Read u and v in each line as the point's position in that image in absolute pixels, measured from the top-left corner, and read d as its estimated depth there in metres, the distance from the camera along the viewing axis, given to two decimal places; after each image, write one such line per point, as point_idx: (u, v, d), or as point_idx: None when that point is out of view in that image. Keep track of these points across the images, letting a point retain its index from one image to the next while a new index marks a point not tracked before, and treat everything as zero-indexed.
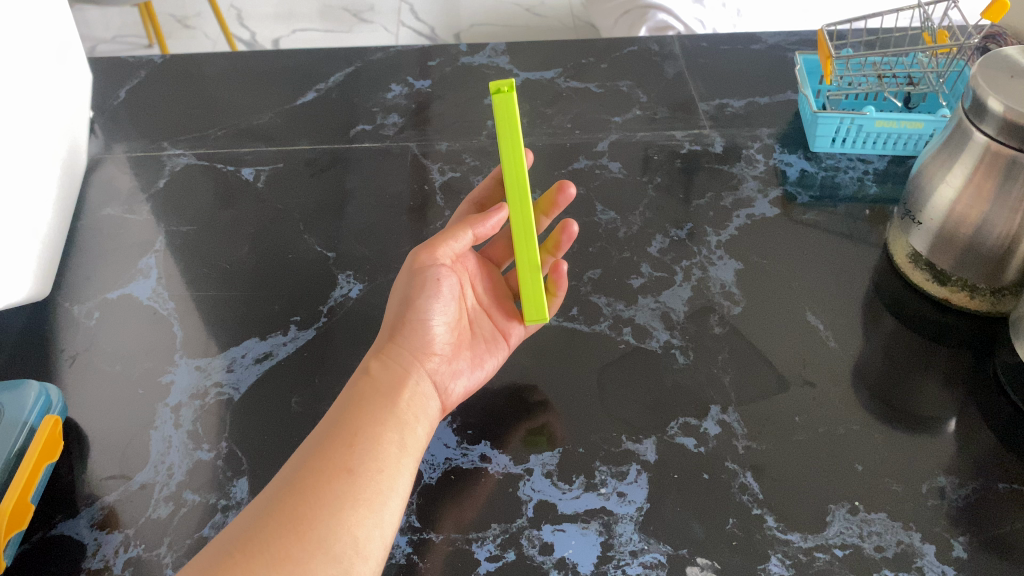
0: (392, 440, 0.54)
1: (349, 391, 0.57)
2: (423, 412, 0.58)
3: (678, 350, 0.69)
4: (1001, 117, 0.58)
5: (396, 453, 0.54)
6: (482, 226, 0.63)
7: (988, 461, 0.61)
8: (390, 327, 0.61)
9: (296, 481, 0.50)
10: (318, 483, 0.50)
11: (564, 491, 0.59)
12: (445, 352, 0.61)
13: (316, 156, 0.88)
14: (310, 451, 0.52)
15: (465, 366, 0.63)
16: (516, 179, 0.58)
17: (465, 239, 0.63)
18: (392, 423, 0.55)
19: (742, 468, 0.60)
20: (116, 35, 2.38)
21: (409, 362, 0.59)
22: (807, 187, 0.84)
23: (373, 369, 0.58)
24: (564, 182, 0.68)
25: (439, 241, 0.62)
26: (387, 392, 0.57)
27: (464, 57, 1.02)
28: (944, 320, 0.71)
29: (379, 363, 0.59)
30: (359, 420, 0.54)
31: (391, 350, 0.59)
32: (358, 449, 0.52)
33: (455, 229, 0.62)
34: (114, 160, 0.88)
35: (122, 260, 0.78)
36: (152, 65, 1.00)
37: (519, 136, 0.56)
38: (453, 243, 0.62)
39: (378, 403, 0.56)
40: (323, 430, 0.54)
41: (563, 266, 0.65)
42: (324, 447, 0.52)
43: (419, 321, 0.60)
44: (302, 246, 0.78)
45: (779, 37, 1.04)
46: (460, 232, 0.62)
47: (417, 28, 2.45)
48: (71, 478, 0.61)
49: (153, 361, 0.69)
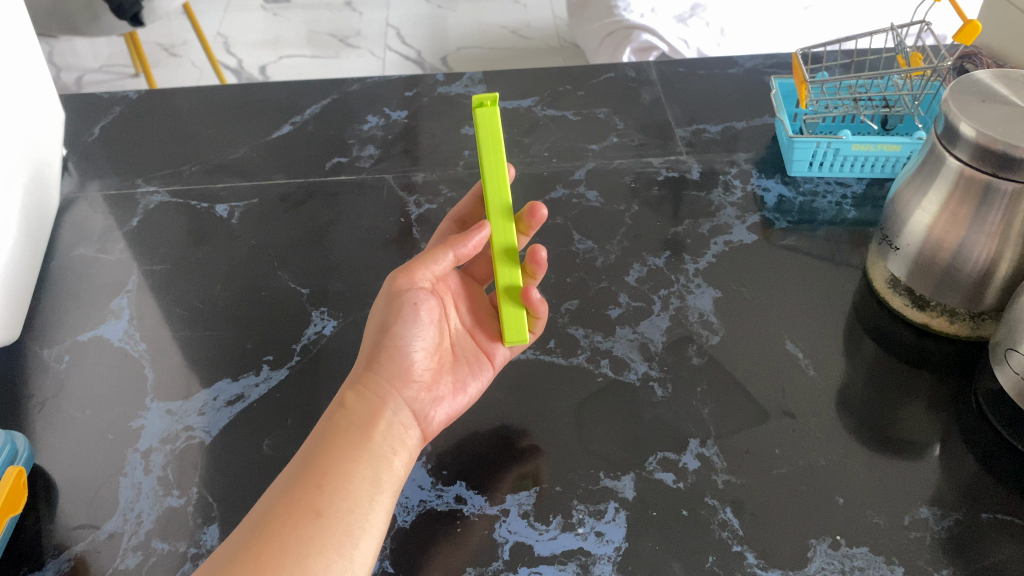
0: (366, 476, 0.53)
1: (324, 425, 0.56)
2: (399, 445, 0.57)
3: (656, 383, 0.68)
4: (973, 142, 0.58)
5: (369, 491, 0.53)
6: (462, 246, 0.60)
7: (971, 490, 0.60)
8: (366, 355, 0.60)
9: (263, 526, 0.49)
10: (286, 527, 0.49)
11: (540, 531, 0.58)
12: (423, 380, 0.60)
13: (291, 190, 0.87)
14: (281, 491, 0.51)
15: (445, 392, 0.62)
16: (500, 200, 0.58)
17: (445, 262, 0.61)
18: (366, 458, 0.54)
19: (722, 504, 0.59)
20: (103, 65, 2.38)
21: (385, 393, 0.58)
22: (786, 211, 0.84)
23: (349, 399, 0.57)
24: (537, 204, 0.65)
25: (419, 265, 0.60)
26: (361, 426, 0.55)
27: (442, 87, 1.02)
28: (924, 345, 0.70)
29: (355, 394, 0.57)
30: (331, 457, 0.53)
31: (367, 380, 0.58)
32: (329, 489, 0.51)
33: (434, 252, 0.60)
34: (88, 199, 0.87)
35: (94, 301, 0.77)
36: (128, 101, 1.00)
37: (501, 156, 0.56)
38: (431, 266, 0.60)
39: (352, 438, 0.55)
40: (294, 468, 0.53)
41: (535, 292, 0.61)
42: (295, 487, 0.51)
43: (395, 349, 0.59)
44: (276, 283, 0.77)
45: (755, 61, 1.04)
46: (439, 254, 0.60)
47: (403, 52, 2.45)
48: (37, 529, 0.60)
49: (124, 405, 0.68)
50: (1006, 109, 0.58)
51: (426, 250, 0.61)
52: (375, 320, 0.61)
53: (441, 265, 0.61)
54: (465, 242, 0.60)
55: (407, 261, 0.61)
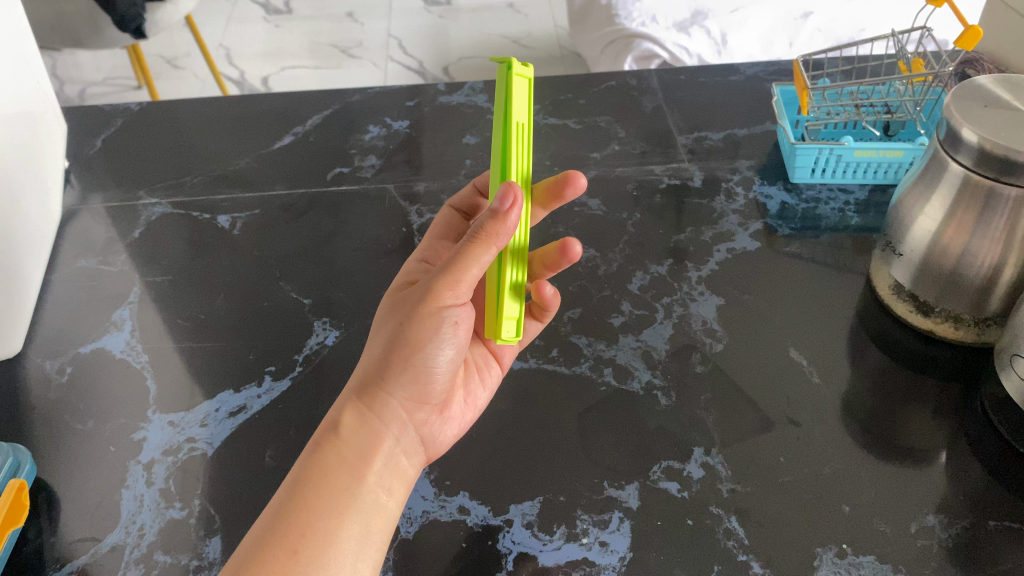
0: (353, 533, 0.51)
1: (316, 449, 0.53)
2: (396, 480, 0.56)
3: (660, 392, 0.67)
4: (976, 148, 0.57)
5: (357, 539, 0.51)
6: (502, 235, 0.52)
7: (978, 497, 0.60)
8: (374, 372, 0.56)
9: (242, 568, 0.47)
10: (264, 570, 0.47)
11: (544, 542, 0.58)
12: (429, 407, 0.58)
13: (292, 201, 0.87)
14: (262, 530, 0.49)
15: (451, 414, 0.61)
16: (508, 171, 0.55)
17: (488, 258, 0.53)
18: (357, 500, 0.52)
19: (727, 513, 0.59)
20: (106, 77, 2.39)
21: (387, 419, 0.56)
22: (788, 218, 0.83)
23: (349, 426, 0.55)
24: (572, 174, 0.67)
25: (463, 274, 0.54)
26: (355, 468, 0.53)
27: (443, 97, 1.02)
28: (929, 351, 0.70)
29: (357, 420, 0.55)
30: (316, 508, 0.50)
31: (372, 403, 0.56)
32: (310, 539, 0.49)
33: (473, 252, 0.53)
34: (90, 211, 0.87)
35: (96, 313, 0.77)
36: (129, 112, 1.00)
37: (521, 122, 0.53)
38: (477, 272, 0.54)
39: (343, 480, 0.52)
40: (284, 495, 0.51)
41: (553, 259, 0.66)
42: (279, 525, 0.49)
43: (417, 367, 0.56)
44: (278, 293, 0.77)
45: (756, 68, 1.05)
46: (483, 255, 0.53)
47: (405, 62, 2.46)
48: (39, 542, 0.59)
49: (126, 417, 0.68)
50: (1008, 115, 0.58)
51: (466, 246, 0.53)
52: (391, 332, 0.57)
53: (480, 266, 0.53)
54: (502, 221, 0.51)
55: (448, 265, 0.54)
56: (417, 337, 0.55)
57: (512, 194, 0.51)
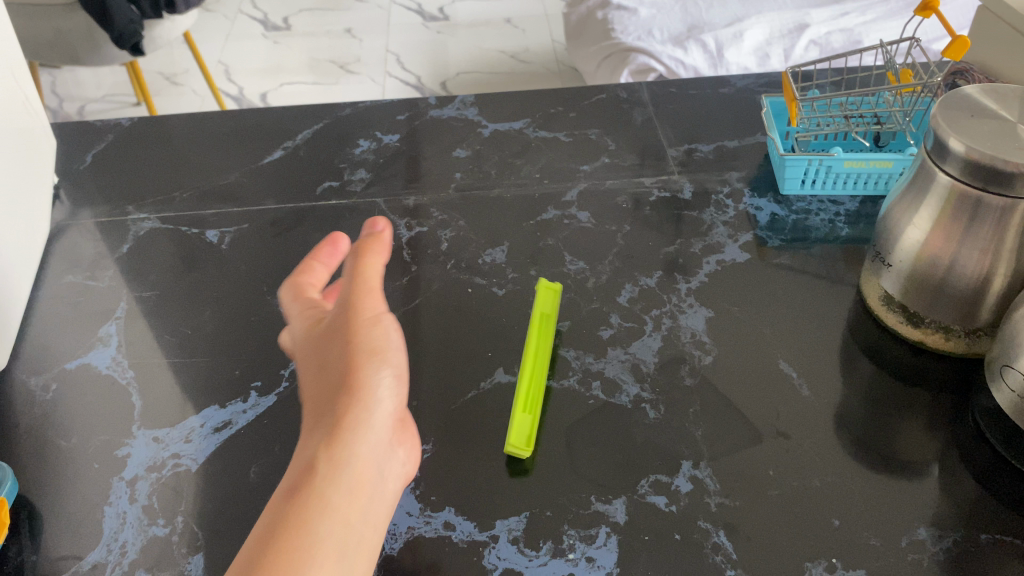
0: None
1: (290, 494, 0.46)
2: (377, 514, 0.49)
3: (648, 404, 0.67)
4: (963, 159, 0.57)
5: None
6: (384, 247, 0.55)
7: (971, 510, 0.59)
8: (332, 393, 0.49)
9: None
10: None
11: (530, 558, 0.57)
12: (394, 429, 0.51)
13: (281, 215, 0.87)
14: None
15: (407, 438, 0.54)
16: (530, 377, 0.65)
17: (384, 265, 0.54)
18: (344, 540, 0.45)
19: (715, 527, 0.58)
20: (106, 94, 2.40)
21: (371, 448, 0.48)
22: (779, 230, 0.83)
23: (325, 460, 0.47)
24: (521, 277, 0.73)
25: (371, 281, 0.52)
26: (338, 506, 0.46)
27: (434, 110, 1.02)
28: (920, 363, 0.69)
29: (331, 453, 0.47)
30: (297, 558, 0.43)
31: (345, 430, 0.47)
32: None
33: (371, 260, 0.53)
34: (79, 226, 0.87)
35: (83, 329, 0.76)
36: (120, 128, 1.00)
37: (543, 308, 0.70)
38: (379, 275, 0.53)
39: (328, 521, 0.45)
40: (251, 555, 0.42)
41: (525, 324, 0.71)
42: None
43: (380, 381, 0.49)
44: (265, 308, 0.77)
45: (747, 80, 1.05)
46: (377, 264, 0.53)
47: (404, 78, 2.46)
48: (20, 561, 0.59)
49: (111, 433, 0.67)
50: (995, 125, 0.58)
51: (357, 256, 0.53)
52: (339, 357, 0.50)
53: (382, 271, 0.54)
54: (381, 240, 0.55)
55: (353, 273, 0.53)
56: (371, 347, 0.50)
57: (381, 221, 0.56)
